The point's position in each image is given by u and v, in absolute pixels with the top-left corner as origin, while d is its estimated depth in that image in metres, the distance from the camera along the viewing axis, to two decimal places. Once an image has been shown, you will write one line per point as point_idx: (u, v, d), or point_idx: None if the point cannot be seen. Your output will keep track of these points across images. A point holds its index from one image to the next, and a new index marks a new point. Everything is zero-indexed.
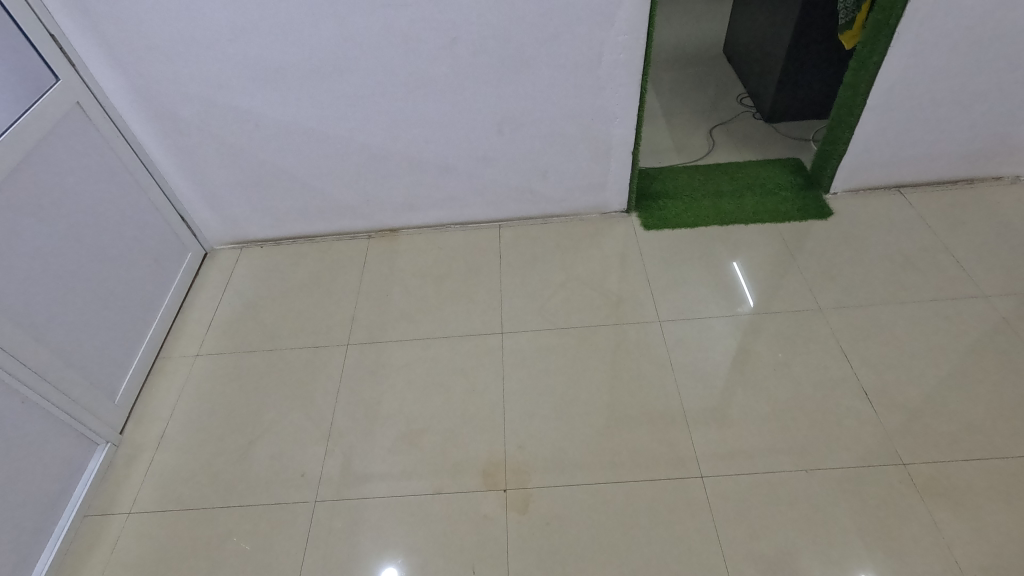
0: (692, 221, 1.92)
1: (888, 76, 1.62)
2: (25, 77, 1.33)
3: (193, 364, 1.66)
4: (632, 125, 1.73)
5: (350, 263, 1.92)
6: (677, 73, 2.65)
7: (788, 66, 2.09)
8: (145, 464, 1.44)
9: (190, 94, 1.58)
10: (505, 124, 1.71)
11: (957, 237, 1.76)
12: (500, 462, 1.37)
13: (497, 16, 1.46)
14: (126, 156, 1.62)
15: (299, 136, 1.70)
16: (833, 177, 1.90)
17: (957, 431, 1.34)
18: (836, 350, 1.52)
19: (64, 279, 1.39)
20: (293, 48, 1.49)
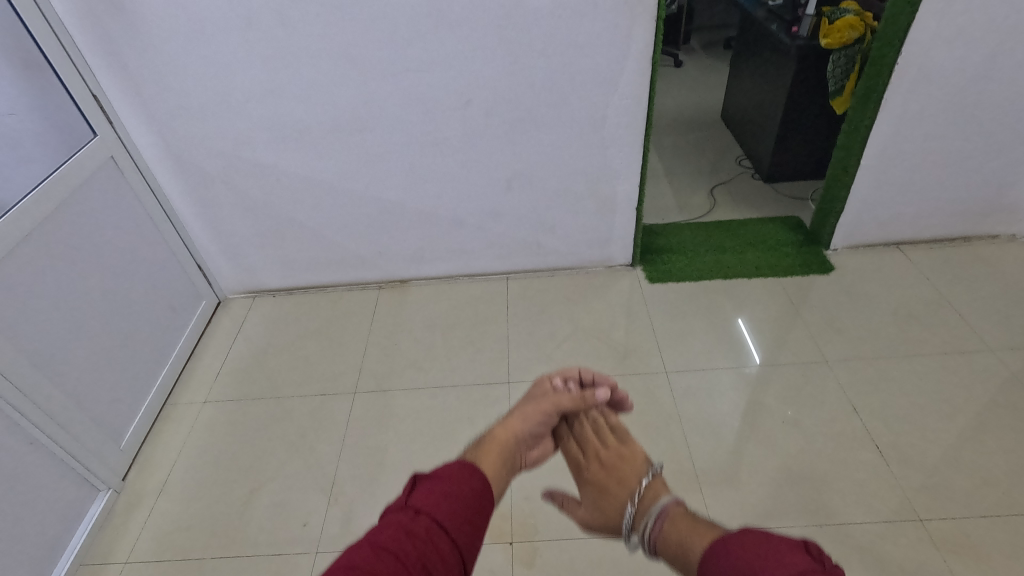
0: (695, 274, 1.96)
1: (879, 139, 1.70)
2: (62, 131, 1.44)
3: (200, 410, 1.66)
4: (635, 183, 1.80)
5: (360, 313, 1.95)
6: (677, 136, 2.78)
7: (784, 130, 2.20)
8: (145, 512, 1.42)
9: (218, 150, 1.67)
10: (514, 180, 1.79)
11: (959, 293, 1.78)
12: (506, 514, 1.34)
13: (509, 82, 1.57)
14: (151, 206, 1.70)
15: (317, 190, 1.78)
16: (832, 234, 1.95)
17: (973, 486, 1.31)
18: (844, 402, 1.51)
19: (85, 322, 1.43)
20: (317, 109, 1.60)
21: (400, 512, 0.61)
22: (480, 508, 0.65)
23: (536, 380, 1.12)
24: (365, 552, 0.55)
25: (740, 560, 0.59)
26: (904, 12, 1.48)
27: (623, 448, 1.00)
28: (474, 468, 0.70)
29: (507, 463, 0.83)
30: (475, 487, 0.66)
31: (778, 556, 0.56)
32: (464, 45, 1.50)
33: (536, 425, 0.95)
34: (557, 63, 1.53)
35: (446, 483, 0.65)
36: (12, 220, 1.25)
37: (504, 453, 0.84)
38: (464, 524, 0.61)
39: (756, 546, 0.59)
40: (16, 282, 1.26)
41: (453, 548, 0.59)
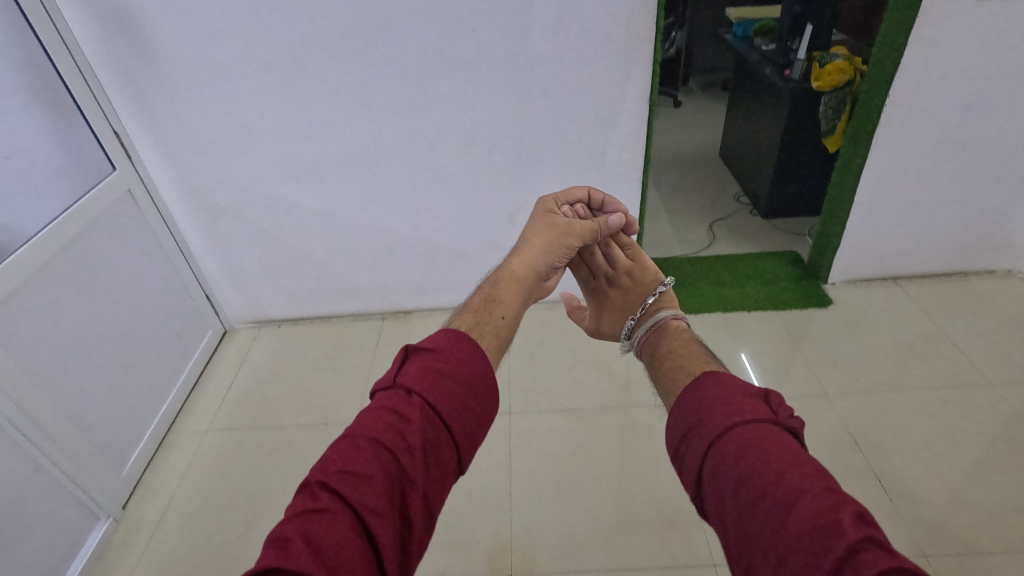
0: (695, 307, 1.98)
1: (871, 176, 1.75)
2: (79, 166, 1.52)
3: (202, 439, 1.67)
4: (635, 217, 1.85)
5: (363, 343, 1.98)
6: (677, 173, 2.85)
7: (780, 168, 2.26)
8: (144, 541, 1.41)
9: (230, 185, 1.73)
10: (516, 215, 1.83)
11: (957, 327, 1.80)
12: (505, 545, 1.33)
13: (512, 121, 1.63)
14: (164, 238, 1.75)
15: (325, 222, 1.83)
16: (830, 268, 1.99)
17: (977, 521, 1.29)
18: (844, 435, 1.51)
19: (96, 350, 1.46)
20: (327, 145, 1.66)
21: (390, 396, 0.60)
22: (480, 387, 0.64)
23: (542, 200, 1.05)
24: (359, 451, 0.54)
25: (701, 402, 0.63)
26: (890, 57, 1.55)
27: (635, 264, 1.08)
28: (473, 342, 0.68)
29: (522, 299, 0.84)
30: (473, 369, 0.65)
31: (735, 407, 0.59)
32: (470, 86, 1.57)
33: (554, 262, 0.94)
34: (558, 103, 1.60)
35: (440, 360, 0.64)
36: (31, 248, 1.30)
37: (517, 288, 0.85)
38: (459, 406, 0.61)
39: (718, 399, 0.62)
40: (33, 311, 1.30)
41: (450, 441, 0.59)
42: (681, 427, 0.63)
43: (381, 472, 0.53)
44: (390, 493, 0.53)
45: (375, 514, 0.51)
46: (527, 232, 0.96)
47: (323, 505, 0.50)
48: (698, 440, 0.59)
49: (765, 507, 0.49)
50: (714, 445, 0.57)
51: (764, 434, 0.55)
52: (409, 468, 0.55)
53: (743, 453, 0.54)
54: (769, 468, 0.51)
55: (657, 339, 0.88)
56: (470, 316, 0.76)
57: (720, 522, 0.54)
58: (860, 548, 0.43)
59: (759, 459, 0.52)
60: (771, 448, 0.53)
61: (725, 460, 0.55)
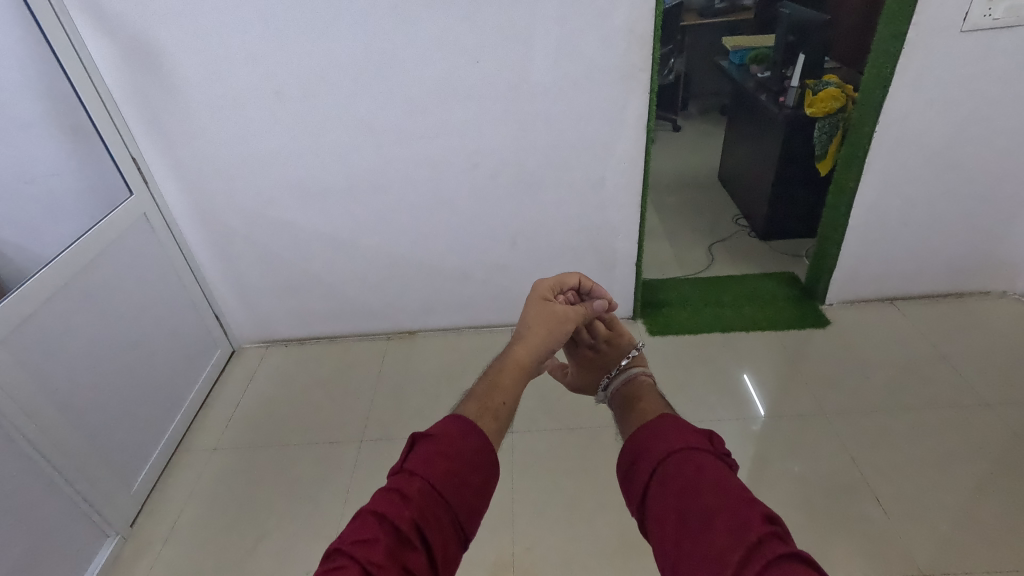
0: (695, 328, 2.01)
1: (865, 199, 1.79)
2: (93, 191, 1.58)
3: (210, 457, 1.70)
4: (634, 239, 1.89)
5: (368, 363, 2.01)
6: (676, 196, 2.90)
7: (776, 191, 2.31)
8: (151, 558, 1.43)
9: (241, 209, 1.79)
10: (519, 236, 1.88)
11: (953, 347, 1.82)
12: (508, 563, 1.35)
13: (514, 147, 1.69)
14: (176, 260, 1.80)
15: (331, 244, 1.88)
16: (827, 289, 2.02)
17: (975, 541, 1.30)
18: (842, 454, 1.53)
19: (110, 368, 1.50)
20: (335, 171, 1.72)
21: (395, 476, 0.61)
22: (479, 462, 0.64)
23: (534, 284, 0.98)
24: (364, 524, 0.56)
25: (647, 432, 0.69)
26: (878, 85, 1.61)
27: (612, 333, 1.07)
28: (473, 424, 0.67)
29: (524, 386, 0.78)
30: (472, 447, 0.65)
31: (675, 435, 0.66)
32: (473, 115, 1.63)
33: (558, 347, 0.87)
34: (558, 129, 1.66)
35: (440, 442, 0.64)
36: (51, 270, 1.35)
37: (520, 376, 0.78)
38: (458, 482, 0.62)
39: (661, 429, 0.68)
40: (51, 332, 1.34)
41: (451, 515, 0.60)
42: (629, 455, 0.69)
43: (388, 537, 0.55)
44: (394, 557, 0.54)
45: (381, 570, 0.52)
46: (525, 313, 0.89)
47: (340, 564, 0.53)
48: (643, 464, 0.65)
49: (693, 512, 0.56)
50: (658, 467, 0.63)
51: (699, 457, 0.62)
52: (413, 535, 0.56)
53: (680, 472, 0.60)
54: (700, 482, 0.58)
55: (632, 399, 0.87)
56: (474, 404, 0.72)
57: (654, 531, 0.60)
58: (763, 540, 0.51)
59: (692, 477, 0.59)
60: (704, 467, 0.60)
61: (665, 480, 0.61)
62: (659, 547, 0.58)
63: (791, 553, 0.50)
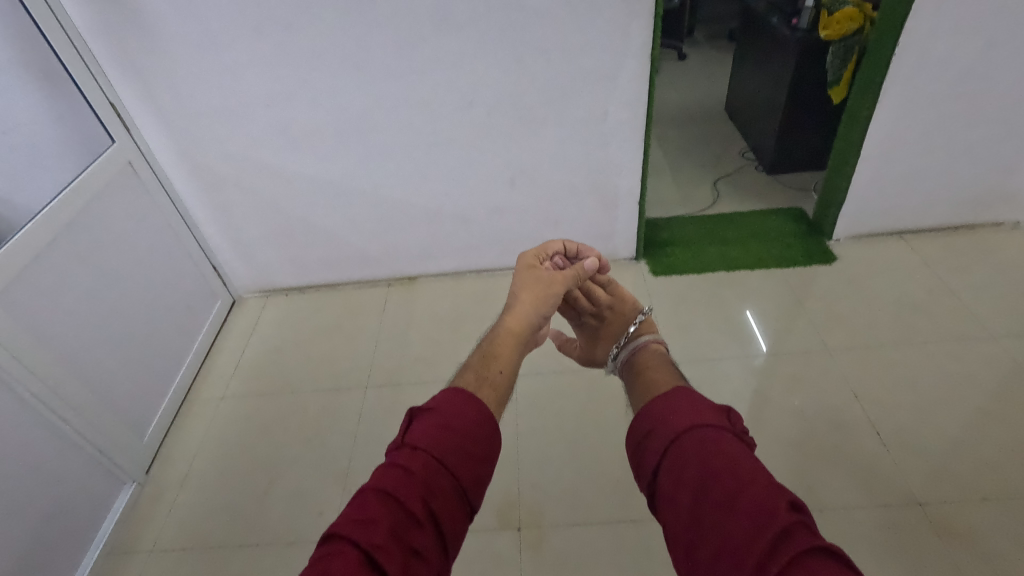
0: (699, 267, 1.98)
1: (879, 129, 1.71)
2: (73, 140, 1.52)
3: (218, 406, 1.72)
4: (637, 177, 1.83)
5: (370, 309, 2.01)
6: (680, 130, 2.79)
7: (785, 122, 2.22)
8: (169, 503, 1.48)
9: (229, 154, 1.72)
10: (518, 177, 1.82)
11: (961, 281, 1.79)
12: (514, 501, 1.38)
13: (511, 80, 1.60)
14: (167, 210, 1.76)
15: (324, 190, 1.82)
16: (834, 224, 1.97)
17: (970, 471, 1.33)
18: (844, 389, 1.54)
19: (109, 322, 1.49)
20: (323, 112, 1.64)
21: (398, 452, 0.61)
22: (483, 433, 0.65)
23: (523, 253, 1.01)
24: (365, 503, 0.55)
25: (659, 408, 0.69)
26: (900, 3, 1.50)
27: (614, 298, 1.13)
28: (471, 395, 0.68)
29: (519, 353, 0.80)
30: (475, 419, 0.65)
31: (689, 412, 0.66)
32: (466, 47, 1.53)
33: (549, 310, 0.90)
34: (557, 60, 1.56)
35: (442, 415, 0.65)
36: (39, 225, 1.31)
37: (516, 344, 0.81)
38: (462, 454, 0.62)
39: (677, 405, 0.68)
40: (45, 288, 1.32)
41: (457, 487, 0.60)
42: (641, 430, 0.69)
43: (392, 516, 0.54)
44: (398, 537, 0.53)
45: (384, 552, 0.51)
46: (514, 284, 0.92)
47: (338, 548, 0.51)
48: (657, 439, 0.65)
49: (713, 495, 0.55)
50: (673, 443, 0.63)
51: (716, 434, 0.62)
52: (419, 511, 0.56)
53: (696, 451, 0.60)
54: (720, 462, 0.58)
55: (643, 372, 0.88)
56: (470, 376, 0.73)
57: (669, 509, 0.60)
58: (791, 528, 0.49)
59: (709, 456, 0.59)
60: (722, 446, 0.60)
61: (681, 456, 0.61)
62: (675, 526, 0.58)
63: (817, 545, 0.48)
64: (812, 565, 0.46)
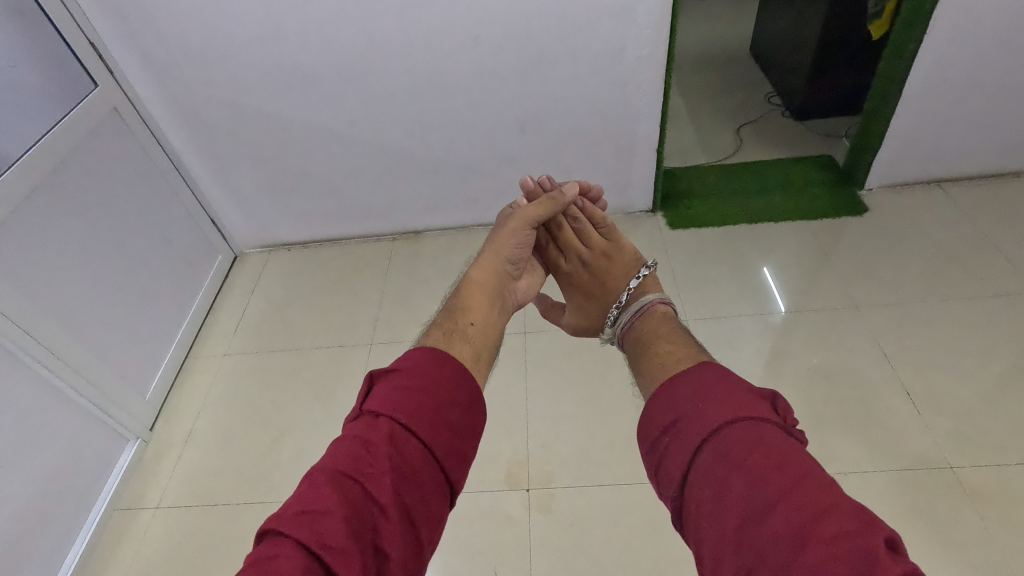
0: (719, 220, 1.87)
1: (924, 66, 1.56)
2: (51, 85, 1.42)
3: (221, 363, 1.68)
4: (656, 121, 1.70)
5: (374, 265, 1.94)
6: (702, 74, 2.62)
7: (817, 62, 2.05)
8: (173, 461, 1.46)
9: (221, 100, 1.62)
10: (528, 123, 1.70)
11: (1002, 233, 1.67)
12: (523, 461, 1.34)
13: (519, 14, 1.46)
14: (159, 160, 1.67)
15: (321, 138, 1.72)
16: (867, 173, 1.84)
17: (1006, 434, 1.25)
18: (872, 348, 1.45)
19: (102, 278, 1.43)
20: (317, 51, 1.52)
21: (360, 424, 0.57)
22: (456, 398, 0.62)
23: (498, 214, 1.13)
24: (319, 486, 0.50)
25: (696, 393, 0.62)
26: None
27: (612, 244, 1.09)
28: (439, 352, 0.66)
29: (487, 306, 0.83)
30: (445, 382, 0.63)
31: (735, 403, 0.58)
32: None
33: (511, 255, 0.98)
34: None
35: (407, 377, 0.61)
36: (17, 174, 1.23)
37: (483, 290, 0.86)
38: (435, 427, 0.58)
39: (713, 391, 0.61)
40: (30, 242, 1.26)
41: (428, 461, 0.56)
42: (671, 415, 0.62)
43: (349, 501, 0.49)
44: (356, 527, 0.48)
45: (340, 553, 0.45)
46: (483, 245, 1.01)
47: (280, 551, 0.45)
48: (690, 433, 0.58)
49: (776, 517, 0.47)
50: (712, 440, 0.56)
51: (766, 433, 0.55)
52: (381, 495, 0.51)
53: (751, 455, 0.52)
54: (781, 475, 0.50)
55: (655, 345, 0.80)
56: (437, 333, 0.74)
57: (706, 522, 0.52)
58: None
59: (765, 466, 0.51)
60: (780, 452, 0.52)
61: (723, 458, 0.54)
62: (717, 550, 0.49)
63: None
64: None
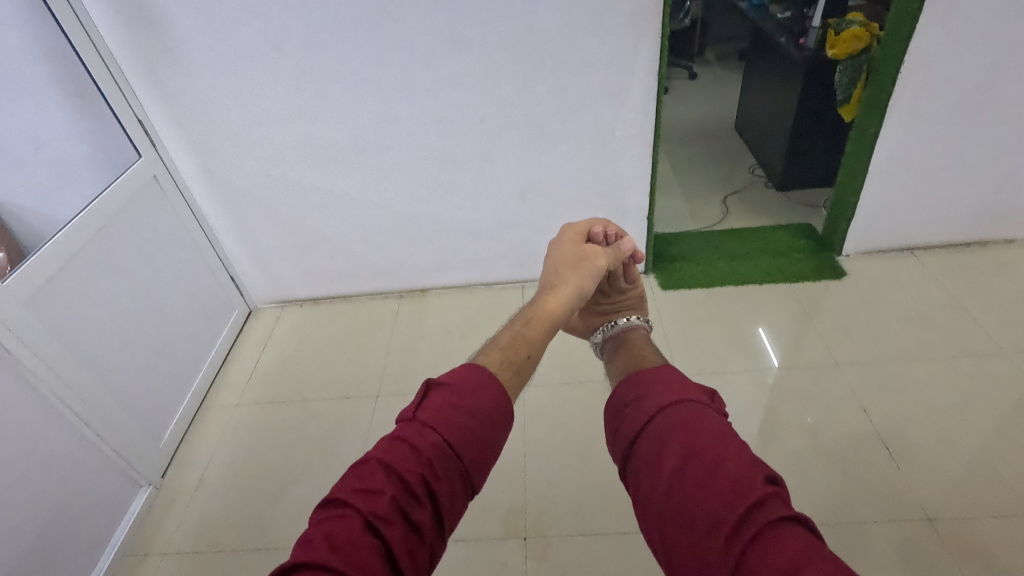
0: (707, 282, 1.99)
1: (887, 147, 1.73)
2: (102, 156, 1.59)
3: (233, 413, 1.76)
4: (646, 192, 1.86)
5: (382, 320, 2.04)
6: (691, 147, 2.82)
7: (794, 140, 2.24)
8: (182, 508, 1.51)
9: (250, 170, 1.79)
10: (528, 192, 1.86)
11: (971, 297, 1.79)
12: (520, 510, 1.39)
13: (521, 99, 1.65)
14: (189, 222, 1.82)
15: (339, 203, 1.88)
16: (844, 240, 1.98)
17: (981, 488, 1.31)
18: (852, 405, 1.53)
19: (131, 330, 1.54)
20: (340, 128, 1.70)
21: (407, 426, 0.61)
22: (498, 417, 0.65)
23: (562, 229, 1.07)
24: (370, 472, 0.56)
25: (646, 376, 0.70)
26: (906, 23, 1.52)
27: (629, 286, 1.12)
28: (493, 376, 0.67)
29: (549, 339, 0.80)
30: (491, 402, 0.65)
31: (675, 383, 0.67)
32: (478, 66, 1.58)
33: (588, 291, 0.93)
34: (566, 80, 1.61)
35: (458, 393, 0.64)
36: (67, 235, 1.37)
37: (549, 325, 0.81)
38: (472, 440, 0.61)
39: (664, 376, 0.69)
40: (72, 296, 1.38)
41: (461, 466, 0.60)
42: (623, 396, 0.70)
43: (394, 489, 0.55)
44: (400, 505, 0.55)
45: (386, 523, 0.53)
46: (549, 268, 0.95)
47: (344, 513, 0.53)
48: (643, 405, 0.65)
49: (696, 465, 0.56)
50: (661, 410, 0.63)
51: (698, 405, 0.64)
52: (420, 489, 0.56)
53: (685, 420, 0.61)
54: (705, 432, 0.59)
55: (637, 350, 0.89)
56: (496, 355, 0.73)
57: (644, 474, 0.60)
58: (769, 498, 0.51)
59: (693, 427, 0.60)
60: (707, 418, 0.62)
61: (664, 423, 0.62)
62: (649, 494, 0.58)
63: (792, 516, 0.50)
64: (789, 533, 0.48)
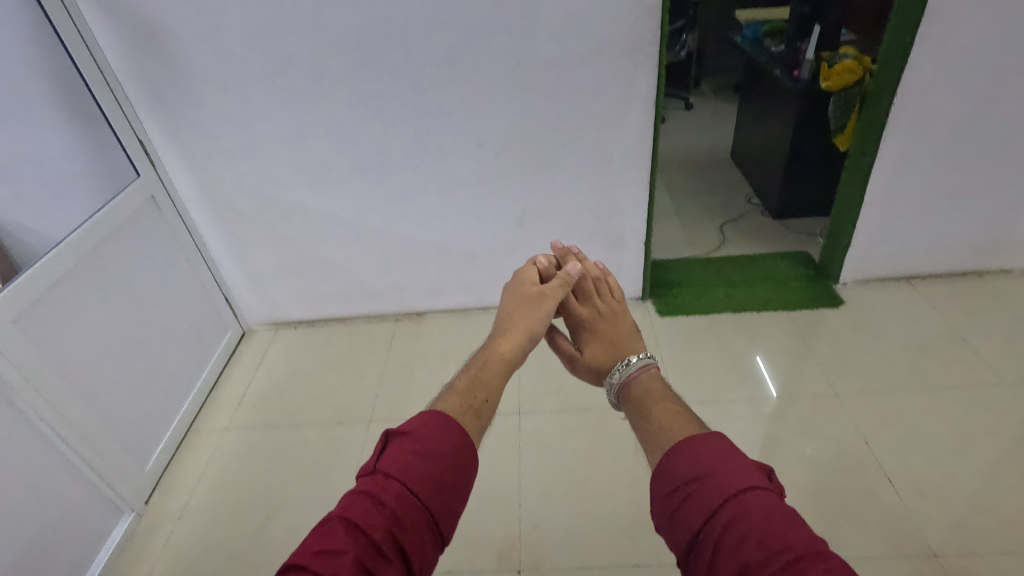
0: (705, 308, 1.99)
1: (881, 177, 1.75)
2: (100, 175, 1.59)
3: (222, 437, 1.72)
4: (643, 218, 1.87)
5: (378, 344, 2.02)
6: (687, 175, 2.85)
7: (790, 169, 2.26)
8: (165, 535, 1.46)
9: (249, 191, 1.79)
10: (526, 217, 1.86)
11: (969, 327, 1.78)
12: (515, 541, 1.35)
13: (520, 125, 1.66)
14: (185, 242, 1.81)
15: (337, 226, 1.88)
16: (841, 268, 1.98)
17: (986, 523, 1.28)
18: (853, 435, 1.51)
19: (121, 350, 1.52)
20: (340, 152, 1.71)
21: (369, 479, 0.62)
22: (458, 460, 0.66)
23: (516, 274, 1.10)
24: (334, 532, 0.57)
25: (702, 455, 0.67)
26: (897, 58, 1.56)
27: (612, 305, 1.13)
28: (451, 420, 0.70)
29: (505, 378, 0.85)
30: (451, 446, 0.67)
31: (734, 467, 0.64)
32: (478, 91, 1.60)
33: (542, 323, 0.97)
34: (564, 107, 1.63)
35: (418, 440, 0.66)
36: (61, 253, 1.36)
37: (503, 369, 0.86)
38: (436, 486, 0.63)
39: (722, 453, 0.66)
40: (62, 316, 1.36)
41: (426, 516, 0.61)
42: (676, 478, 0.67)
43: (359, 547, 0.56)
44: (365, 564, 0.55)
45: None
46: (501, 312, 0.98)
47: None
48: (710, 488, 0.63)
49: (774, 565, 0.54)
50: (726, 501, 0.60)
51: (766, 496, 0.60)
52: (386, 544, 0.57)
53: (755, 512, 0.58)
54: (779, 530, 0.56)
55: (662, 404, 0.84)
56: (456, 400, 0.75)
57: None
58: None
59: (767, 522, 0.57)
60: (778, 511, 0.58)
61: (732, 517, 0.59)
62: None
63: None
64: None
